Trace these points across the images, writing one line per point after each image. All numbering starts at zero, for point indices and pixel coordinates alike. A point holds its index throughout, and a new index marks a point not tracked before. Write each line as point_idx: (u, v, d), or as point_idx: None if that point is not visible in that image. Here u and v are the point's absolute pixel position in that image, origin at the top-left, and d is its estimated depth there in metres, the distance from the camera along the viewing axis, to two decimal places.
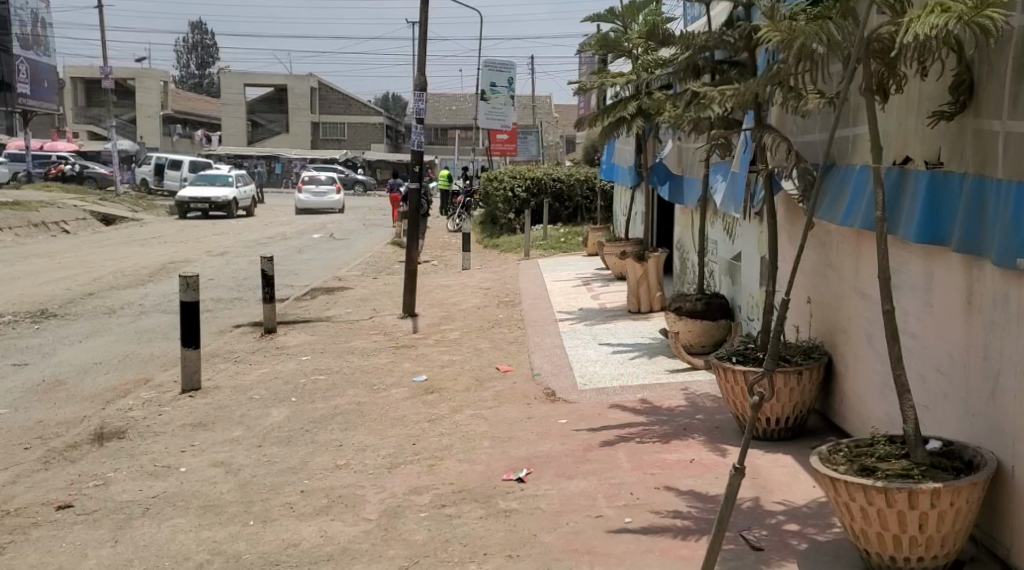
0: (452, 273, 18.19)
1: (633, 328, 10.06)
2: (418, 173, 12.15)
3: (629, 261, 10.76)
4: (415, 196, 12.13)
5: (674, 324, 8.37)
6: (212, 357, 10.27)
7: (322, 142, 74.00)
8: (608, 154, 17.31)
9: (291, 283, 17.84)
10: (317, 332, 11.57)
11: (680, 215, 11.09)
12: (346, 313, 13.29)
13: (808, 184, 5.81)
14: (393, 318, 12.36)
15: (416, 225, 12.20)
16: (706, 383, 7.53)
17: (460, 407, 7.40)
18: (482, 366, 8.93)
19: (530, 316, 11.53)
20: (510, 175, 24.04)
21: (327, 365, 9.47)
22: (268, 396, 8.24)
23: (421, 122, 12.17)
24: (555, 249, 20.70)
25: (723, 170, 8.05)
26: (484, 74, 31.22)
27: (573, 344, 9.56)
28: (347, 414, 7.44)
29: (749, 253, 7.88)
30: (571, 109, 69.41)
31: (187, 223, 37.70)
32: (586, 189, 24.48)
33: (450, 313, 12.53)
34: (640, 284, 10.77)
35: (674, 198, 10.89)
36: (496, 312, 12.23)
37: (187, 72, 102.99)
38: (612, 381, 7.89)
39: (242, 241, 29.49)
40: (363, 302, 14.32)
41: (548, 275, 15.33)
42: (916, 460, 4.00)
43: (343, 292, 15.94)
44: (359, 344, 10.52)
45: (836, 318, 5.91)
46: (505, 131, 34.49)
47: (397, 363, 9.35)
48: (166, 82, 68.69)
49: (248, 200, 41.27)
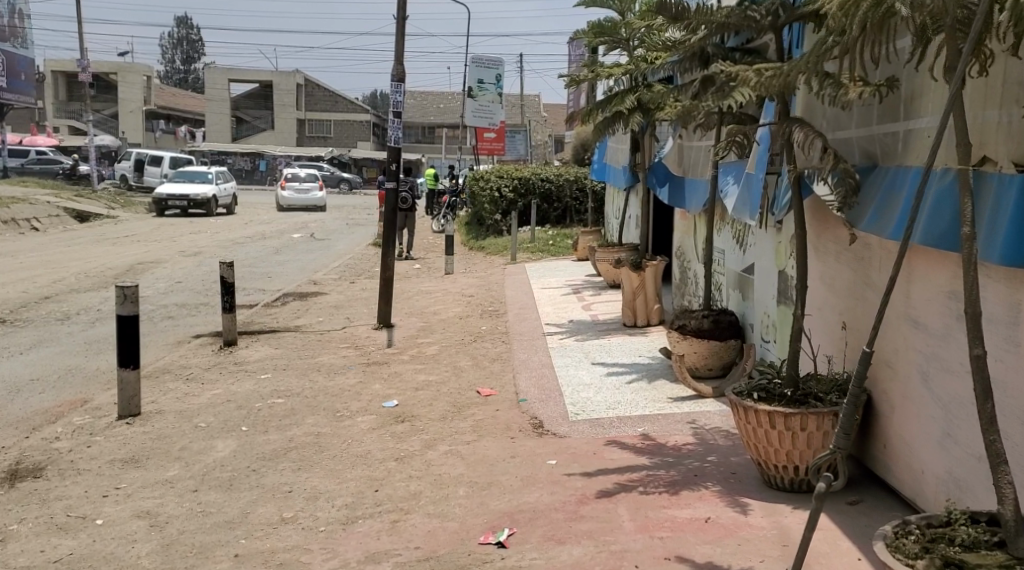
0: (435, 277, 17.20)
1: (628, 345, 9.09)
2: (395, 171, 11.15)
3: (625, 270, 9.82)
4: (392, 196, 11.14)
5: (677, 344, 7.42)
6: (162, 374, 9.25)
7: (308, 139, 72.81)
8: (600, 154, 16.40)
9: (264, 287, 16.80)
10: (282, 345, 10.55)
11: (680, 220, 10.16)
12: (318, 323, 12.27)
13: (849, 189, 4.76)
14: (367, 330, 11.35)
15: (392, 228, 11.20)
16: (717, 415, 6.55)
17: (434, 442, 6.41)
18: (461, 388, 7.95)
19: (516, 329, 10.55)
20: (496, 175, 23.05)
21: (288, 385, 8.46)
22: (216, 424, 7.23)
23: (399, 116, 11.17)
24: (544, 252, 19.75)
25: (737, 171, 7.08)
26: (471, 70, 30.27)
27: (563, 363, 8.58)
28: (302, 450, 6.45)
29: (764, 266, 6.94)
30: (560, 109, 68.51)
31: (164, 221, 36.52)
32: (576, 190, 23.53)
33: (429, 324, 11.53)
34: (636, 296, 9.84)
35: (674, 202, 9.97)
36: (479, 324, 11.25)
37: (171, 67, 101.47)
38: (608, 410, 6.92)
39: (218, 241, 28.39)
40: (337, 310, 13.32)
41: (536, 282, 14.35)
42: (1016, 554, 3.09)
43: (317, 297, 14.92)
44: (326, 360, 9.52)
45: (876, 348, 4.96)
46: (493, 130, 33.50)
47: (366, 384, 8.36)
48: (149, 77, 67.36)
49: (229, 198, 40.11)
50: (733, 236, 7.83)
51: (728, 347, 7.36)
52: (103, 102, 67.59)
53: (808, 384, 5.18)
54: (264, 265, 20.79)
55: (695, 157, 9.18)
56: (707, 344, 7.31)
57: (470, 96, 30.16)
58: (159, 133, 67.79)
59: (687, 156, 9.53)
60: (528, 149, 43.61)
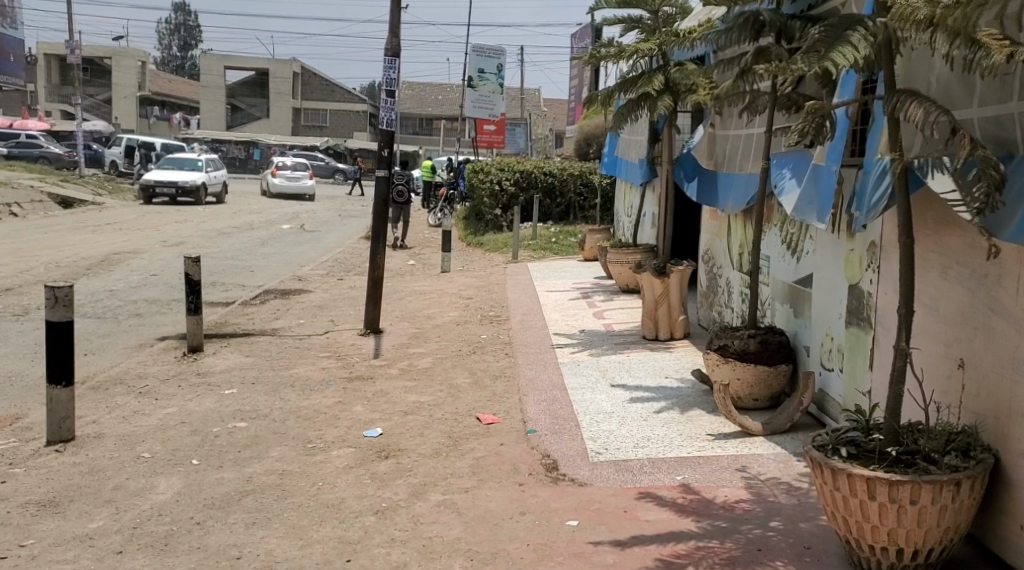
0: (430, 276, 15.98)
1: (651, 363, 7.87)
2: (387, 158, 9.91)
3: (646, 275, 8.62)
4: (383, 187, 9.92)
5: (717, 368, 6.23)
6: (113, 385, 8.01)
7: (303, 129, 71.47)
8: (609, 148, 15.22)
9: (245, 283, 15.56)
10: (254, 352, 9.32)
11: (709, 220, 8.96)
12: (298, 326, 11.02)
13: (993, 182, 3.46)
14: (352, 336, 10.12)
15: (383, 223, 9.96)
16: (772, 461, 5.35)
17: (424, 489, 5.20)
18: (457, 414, 6.73)
19: (520, 340, 9.33)
20: (497, 168, 21.81)
21: (255, 405, 7.22)
22: (162, 455, 6.00)
23: (393, 96, 9.95)
24: (546, 251, 18.53)
25: (802, 163, 5.83)
26: (472, 59, 29.03)
27: (577, 383, 7.36)
28: (262, 496, 5.22)
29: (831, 277, 5.73)
30: (560, 103, 67.37)
31: (151, 209, 35.21)
32: (581, 185, 22.27)
33: (423, 330, 10.30)
34: (659, 305, 8.64)
35: (703, 199, 8.75)
36: (478, 331, 10.03)
37: (167, 54, 99.96)
38: (636, 449, 5.70)
39: (203, 231, 27.09)
40: (321, 311, 12.10)
41: (541, 284, 13.13)
42: None
43: (300, 296, 13.68)
44: (303, 373, 8.28)
45: (1014, 394, 3.73)
46: (493, 122, 32.24)
47: (346, 405, 7.13)
48: (143, 62, 65.88)
49: (219, 186, 38.78)
50: (783, 240, 6.64)
51: (778, 372, 6.16)
52: (95, 86, 66.09)
53: (913, 439, 3.97)
54: (248, 259, 19.54)
55: (733, 147, 7.98)
56: (753, 370, 6.10)
57: (470, 86, 28.93)
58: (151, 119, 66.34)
59: (723, 147, 8.33)
60: (527, 143, 42.34)
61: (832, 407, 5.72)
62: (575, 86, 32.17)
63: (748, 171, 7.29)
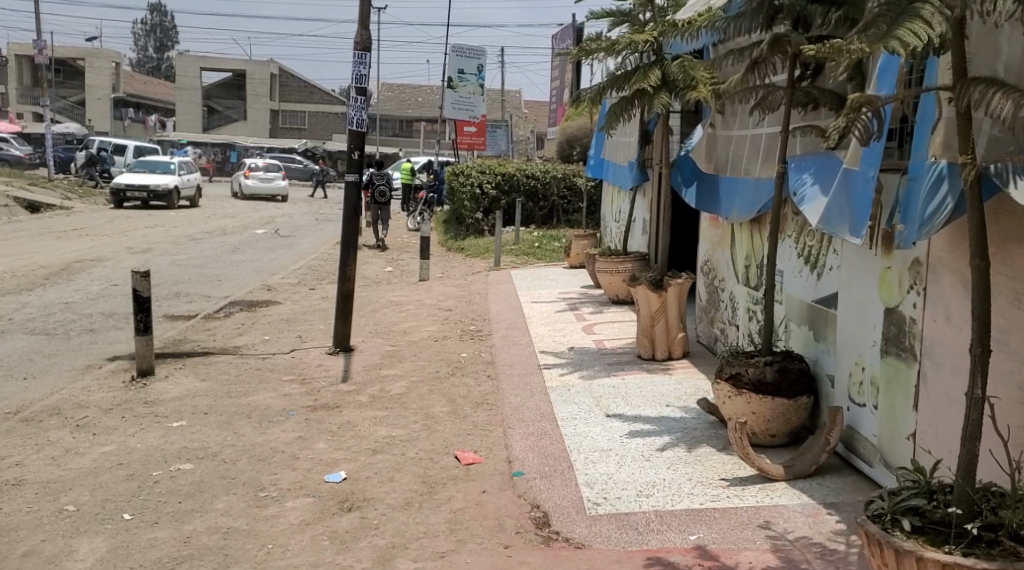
0: (407, 284, 15.17)
1: (649, 387, 7.09)
2: (358, 161, 9.08)
3: (641, 290, 7.87)
4: (353, 194, 9.10)
5: (728, 402, 5.49)
6: (48, 416, 7.13)
7: (281, 131, 70.42)
8: (595, 149, 14.48)
9: (211, 293, 14.66)
10: (211, 376, 8.46)
11: (708, 228, 8.22)
12: (263, 344, 10.18)
13: None
14: (320, 355, 9.29)
15: (354, 232, 9.15)
16: (801, 515, 4.58)
17: (393, 554, 4.39)
18: (432, 452, 5.92)
19: (503, 359, 8.53)
20: (477, 170, 21.03)
21: (204, 441, 6.38)
22: (89, 507, 5.15)
23: (363, 94, 9.09)
24: (529, 257, 17.78)
25: (831, 167, 5.08)
26: (451, 59, 28.27)
27: (568, 413, 6.57)
28: (199, 564, 4.39)
29: (861, 298, 5.00)
30: (541, 105, 66.82)
31: (121, 213, 34.15)
32: (564, 188, 21.52)
33: (398, 348, 9.49)
34: (655, 322, 7.89)
35: (703, 206, 7.99)
36: (458, 349, 9.23)
37: (142, 55, 98.43)
38: (640, 498, 4.93)
39: (174, 237, 26.11)
40: (290, 326, 11.27)
41: (525, 294, 12.36)
42: None
43: (268, 309, 12.84)
44: (262, 402, 7.45)
45: None
46: (473, 124, 31.46)
47: (308, 441, 6.31)
48: (117, 63, 64.61)
49: (193, 189, 37.73)
50: (799, 254, 5.91)
51: (798, 405, 5.42)
52: (67, 88, 64.65)
53: (991, 507, 3.23)
54: (217, 267, 18.63)
55: (739, 148, 7.25)
56: (770, 404, 5.37)
57: (449, 87, 28.13)
58: (126, 121, 65.03)
59: (726, 149, 7.61)
60: (508, 145, 41.60)
61: (863, 447, 4.98)
62: (556, 87, 31.48)
63: (761, 176, 6.54)
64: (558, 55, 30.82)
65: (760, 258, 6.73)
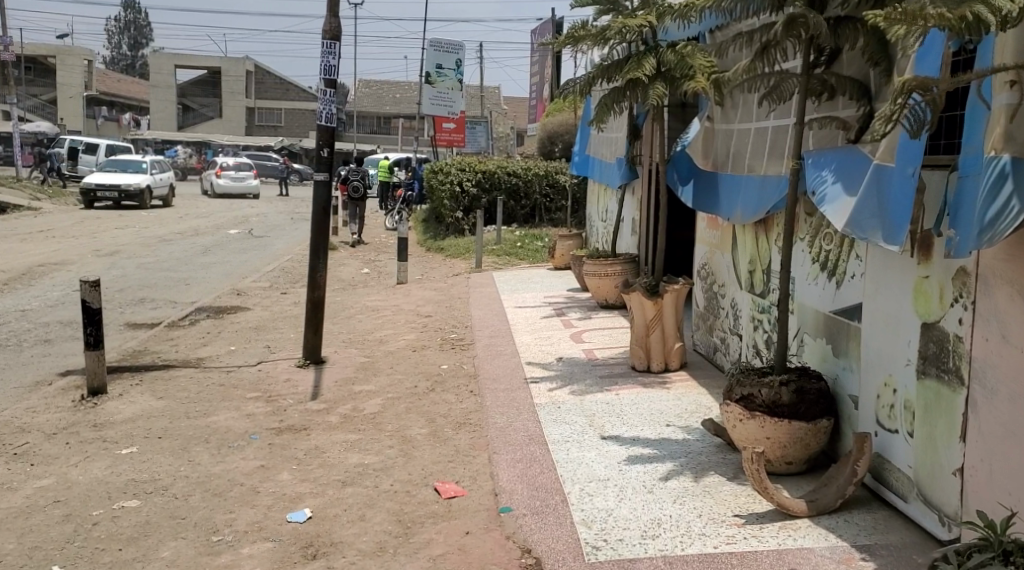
0: (385, 288, 14.52)
1: (646, 404, 6.50)
2: (328, 159, 8.45)
3: (635, 296, 7.28)
4: (323, 194, 8.43)
5: (740, 426, 4.92)
6: None
7: (257, 129, 69.40)
8: (580, 145, 13.91)
9: (177, 299, 13.94)
10: (170, 393, 7.79)
11: (705, 229, 7.65)
12: (228, 356, 9.50)
13: None
14: (289, 368, 8.63)
15: (324, 235, 8.51)
16: (831, 562, 4.00)
17: None
18: (409, 483, 5.30)
19: (487, 372, 7.92)
20: (457, 168, 20.41)
21: (154, 471, 5.72)
22: (14, 558, 4.49)
23: (333, 87, 8.47)
24: (512, 257, 17.19)
25: (859, 163, 4.50)
26: (429, 54, 27.69)
27: (559, 435, 5.98)
28: None
29: (891, 310, 4.44)
30: (520, 102, 66.24)
31: (91, 214, 33.21)
32: (546, 186, 20.93)
33: (373, 359, 8.84)
34: (650, 331, 7.30)
35: (701, 205, 7.41)
36: (438, 361, 8.62)
37: (115, 53, 96.86)
38: (645, 541, 4.33)
39: (144, 238, 25.27)
40: (259, 335, 10.61)
41: (508, 298, 11.76)
42: None
43: (237, 316, 12.15)
44: (222, 424, 6.79)
45: None
46: (453, 120, 30.81)
47: (271, 471, 5.67)
48: (89, 61, 63.33)
49: (165, 189, 36.80)
50: (815, 260, 5.33)
51: (818, 429, 4.85)
52: (37, 86, 63.25)
53: None
54: (186, 270, 17.88)
55: (742, 143, 6.68)
56: (788, 429, 4.80)
57: (428, 83, 27.46)
58: (100, 119, 63.77)
59: (726, 145, 7.04)
60: (488, 143, 40.95)
61: (896, 479, 4.42)
62: (536, 83, 30.92)
63: (770, 172, 5.96)
64: (538, 50, 30.23)
65: (767, 263, 6.17)
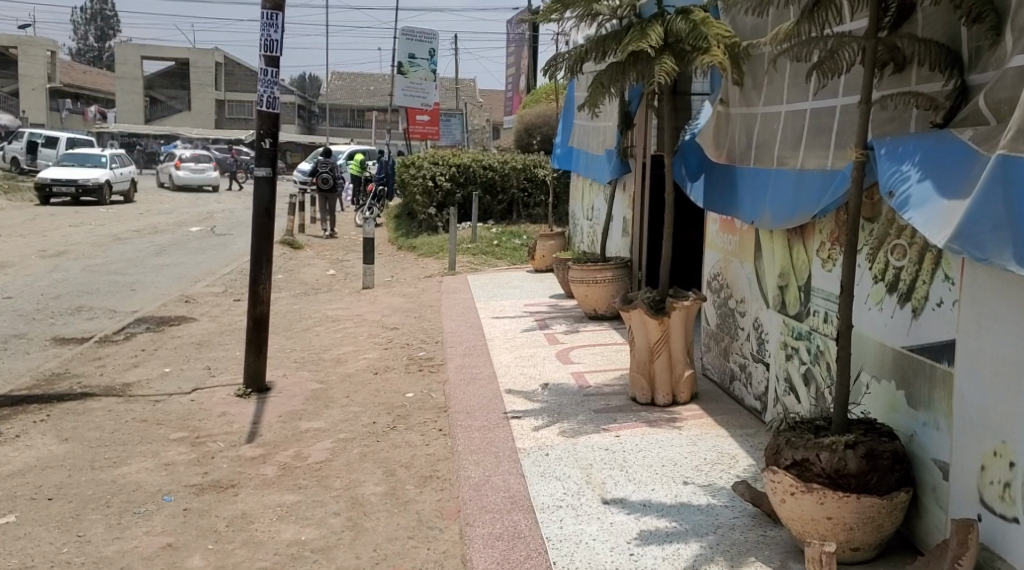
0: (350, 293, 13.22)
1: (655, 451, 5.29)
2: (270, 151, 7.18)
3: (636, 314, 6.08)
4: (266, 192, 7.19)
5: (791, 501, 3.72)
6: None
7: (227, 122, 67.55)
8: (562, 136, 12.72)
9: (118, 308, 12.54)
10: (76, 433, 6.46)
11: (718, 233, 6.45)
12: (160, 381, 8.18)
13: None
14: (226, 398, 7.33)
15: (266, 241, 7.24)
16: None
17: None
18: None
19: (459, 404, 6.67)
20: (430, 161, 19.15)
21: (27, 554, 4.42)
22: None
23: (276, 66, 7.16)
24: (488, 257, 15.93)
25: (965, 153, 3.32)
26: (401, 43, 26.40)
27: (549, 497, 4.75)
28: None
29: (1004, 353, 3.26)
30: (496, 93, 64.88)
31: (46, 210, 31.48)
32: (524, 180, 19.54)
33: (327, 386, 7.56)
34: (655, 357, 6.09)
35: (714, 204, 6.22)
36: (402, 387, 7.36)
37: (81, 44, 94.33)
38: None
39: (97, 237, 23.76)
40: (200, 353, 9.29)
41: (485, 307, 10.53)
42: None
43: (182, 329, 10.80)
44: (131, 478, 5.49)
45: None
46: (426, 112, 29.46)
47: (179, 553, 4.40)
48: (52, 52, 61.19)
49: (127, 184, 35.16)
50: (880, 278, 4.14)
51: (894, 505, 3.67)
52: None
53: None
54: (136, 273, 16.46)
55: (770, 130, 5.50)
56: (856, 506, 3.63)
57: (400, 73, 26.09)
58: (63, 112, 61.62)
59: (747, 131, 5.85)
60: (464, 136, 39.52)
61: None
62: (513, 73, 29.62)
63: (817, 165, 4.77)
64: (514, 39, 28.90)
65: (805, 279, 5.01)
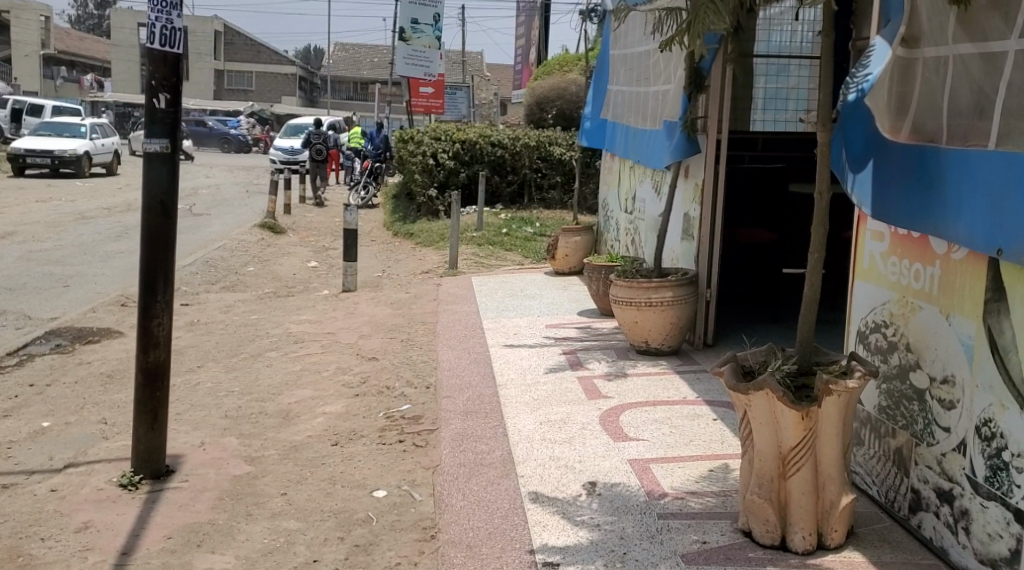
0: (328, 298, 10.64)
1: None
2: (170, 111, 4.61)
3: (763, 401, 3.56)
4: (163, 178, 4.65)
5: None
6: None
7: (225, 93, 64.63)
8: (592, 107, 10.18)
9: (34, 315, 9.93)
10: None
11: (889, 259, 3.89)
12: (24, 446, 5.64)
13: None
14: (103, 489, 4.81)
15: (161, 249, 4.70)
16: None
17: None
18: None
19: (454, 525, 4.12)
20: (431, 136, 16.55)
21: None
22: None
23: None
24: (496, 250, 13.37)
25: None
26: (403, 8, 23.69)
27: None
28: None
29: None
30: (504, 68, 62.04)
31: (18, 184, 28.77)
32: (537, 160, 17.01)
33: (259, 468, 5.03)
34: (790, 473, 3.59)
35: (897, 213, 3.66)
36: (368, 477, 4.81)
37: (81, 12, 91.13)
38: None
39: (59, 215, 21.17)
40: (103, 395, 6.73)
41: (493, 327, 7.97)
42: None
43: (99, 350, 8.22)
44: None
45: None
46: (429, 84, 26.73)
47: None
48: (46, 17, 58.19)
49: (109, 156, 32.41)
50: None
51: None
52: None
53: None
54: (79, 264, 13.85)
55: None
56: None
57: (400, 39, 23.36)
58: (58, 80, 58.65)
59: (976, 86, 3.29)
60: (469, 111, 36.81)
61: None
62: (522, 44, 26.92)
63: None
64: (526, 7, 26.21)
65: None
